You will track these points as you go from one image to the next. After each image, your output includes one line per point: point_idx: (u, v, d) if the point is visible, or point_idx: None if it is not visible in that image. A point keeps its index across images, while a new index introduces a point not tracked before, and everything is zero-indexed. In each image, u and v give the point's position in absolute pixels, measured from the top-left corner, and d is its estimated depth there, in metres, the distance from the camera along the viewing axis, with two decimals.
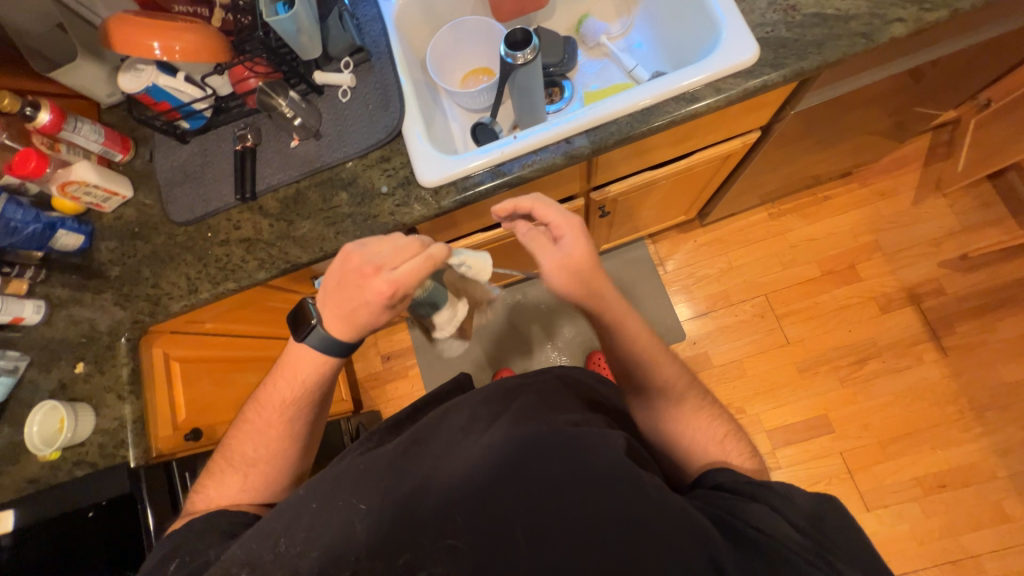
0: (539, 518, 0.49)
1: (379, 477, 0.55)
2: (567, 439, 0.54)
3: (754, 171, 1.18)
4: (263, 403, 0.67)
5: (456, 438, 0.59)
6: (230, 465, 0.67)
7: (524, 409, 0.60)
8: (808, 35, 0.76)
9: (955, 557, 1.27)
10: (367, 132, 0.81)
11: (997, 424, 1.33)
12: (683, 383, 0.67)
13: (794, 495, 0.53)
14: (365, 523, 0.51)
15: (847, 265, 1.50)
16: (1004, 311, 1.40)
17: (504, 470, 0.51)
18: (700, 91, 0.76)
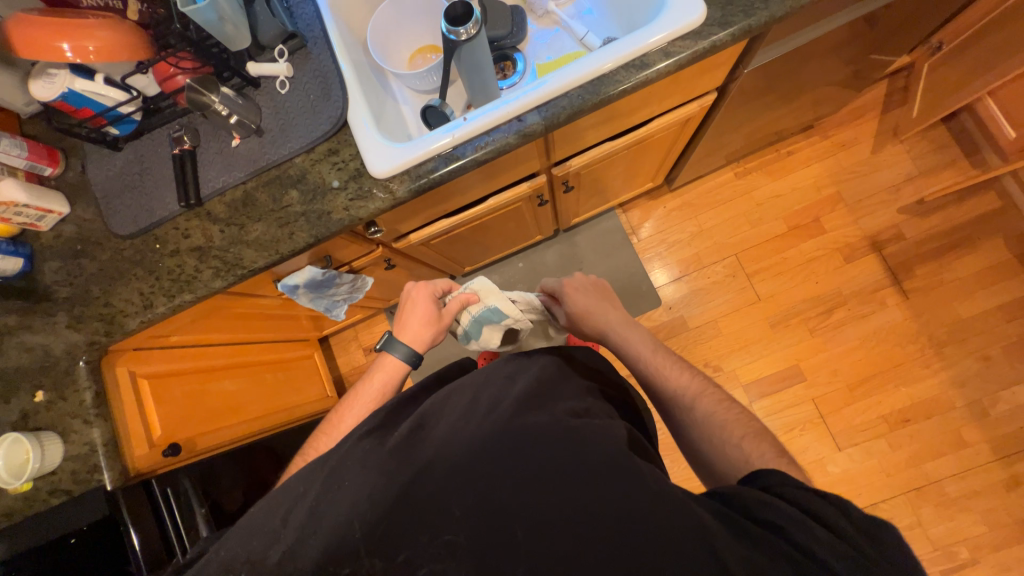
0: (538, 509, 0.50)
1: (382, 462, 0.56)
2: (568, 429, 0.57)
3: (716, 132, 1.18)
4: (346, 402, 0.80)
5: (456, 423, 0.61)
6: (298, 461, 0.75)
7: (525, 396, 0.63)
8: None
9: (919, 484, 1.37)
10: (311, 124, 0.78)
11: (954, 358, 1.41)
12: (697, 389, 0.72)
13: (849, 508, 0.49)
14: (364, 513, 0.52)
15: (813, 218, 1.53)
16: (962, 250, 1.45)
17: (506, 455, 0.54)
18: (650, 56, 0.74)
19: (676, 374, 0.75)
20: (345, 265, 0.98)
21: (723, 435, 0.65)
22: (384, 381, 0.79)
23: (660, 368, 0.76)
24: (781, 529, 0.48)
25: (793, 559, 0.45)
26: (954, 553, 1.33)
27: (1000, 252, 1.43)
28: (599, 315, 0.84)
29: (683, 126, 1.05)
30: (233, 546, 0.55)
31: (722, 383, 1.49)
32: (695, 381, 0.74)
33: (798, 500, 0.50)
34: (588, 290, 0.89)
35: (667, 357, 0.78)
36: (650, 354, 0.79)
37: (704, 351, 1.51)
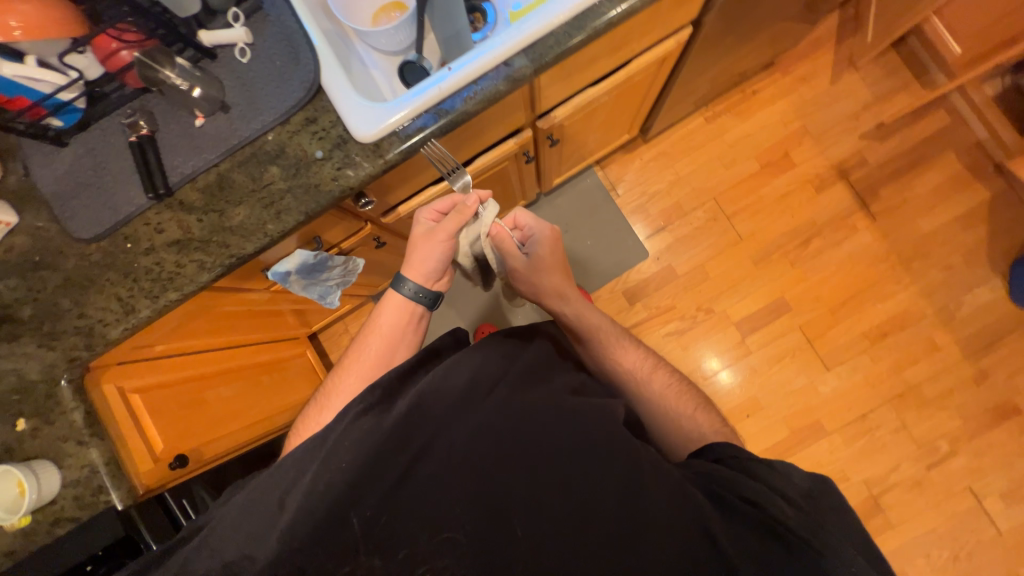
0: (540, 492, 0.55)
1: (383, 443, 0.55)
2: (570, 408, 0.63)
3: (691, 73, 1.17)
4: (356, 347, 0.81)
5: (452, 402, 0.60)
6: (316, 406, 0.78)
7: (521, 372, 0.67)
8: None
9: (900, 390, 1.49)
10: (281, 92, 0.72)
11: (922, 271, 1.51)
12: (652, 366, 0.86)
13: (793, 474, 0.66)
14: (365, 506, 0.53)
15: (782, 154, 1.57)
16: (919, 169, 1.53)
17: (509, 444, 0.57)
18: None
19: (634, 354, 0.87)
20: (335, 246, 0.93)
21: (678, 408, 0.81)
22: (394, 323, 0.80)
23: (620, 342, 0.87)
24: (756, 503, 0.59)
25: (776, 533, 0.56)
26: (933, 447, 1.47)
27: (954, 167, 1.52)
28: (555, 278, 0.86)
29: (660, 66, 1.04)
30: (235, 531, 0.55)
31: (715, 323, 1.55)
32: (647, 358, 0.87)
33: (755, 471, 0.65)
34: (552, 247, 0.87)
35: (618, 330, 0.89)
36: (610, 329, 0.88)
37: (695, 296, 1.57)
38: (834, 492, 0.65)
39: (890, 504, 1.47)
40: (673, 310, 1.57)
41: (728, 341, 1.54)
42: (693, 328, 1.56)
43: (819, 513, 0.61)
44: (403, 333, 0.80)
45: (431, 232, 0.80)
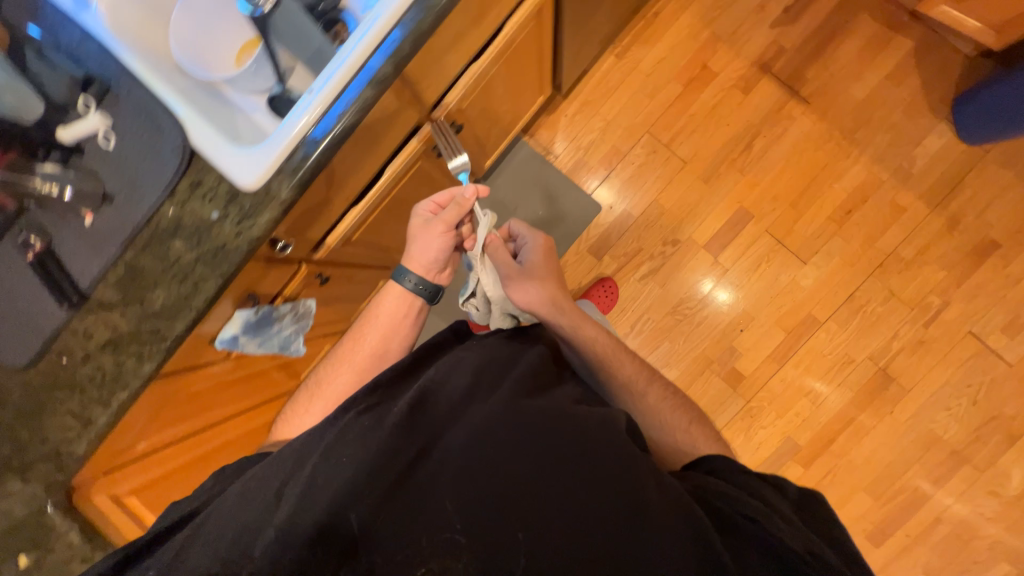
0: (539, 491, 0.56)
1: (384, 442, 0.58)
2: (572, 415, 0.63)
3: (577, 17, 1.15)
4: (353, 339, 0.93)
5: (459, 402, 0.63)
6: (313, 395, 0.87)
7: (524, 373, 0.68)
8: None
9: (879, 261, 1.49)
10: (158, 166, 0.70)
11: (868, 139, 1.49)
12: (646, 378, 0.93)
13: (787, 489, 0.70)
14: (364, 501, 0.55)
15: (701, 66, 1.54)
16: (838, 39, 1.50)
17: (510, 443, 0.58)
18: None
19: (629, 367, 0.94)
20: (280, 296, 0.93)
21: (673, 419, 0.88)
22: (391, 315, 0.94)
23: (617, 355, 0.94)
24: (758, 522, 0.60)
25: (776, 553, 0.57)
26: (926, 305, 1.48)
27: (871, 26, 1.49)
28: (550, 288, 0.97)
29: (540, 20, 1.01)
30: (234, 521, 0.59)
31: (685, 252, 1.55)
32: (641, 370, 0.95)
33: (752, 488, 0.67)
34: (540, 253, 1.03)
35: (610, 343, 0.96)
36: (604, 341, 0.96)
37: (658, 232, 1.56)
38: (827, 508, 0.68)
39: (899, 371, 1.49)
40: (641, 252, 1.56)
41: (702, 265, 1.55)
42: (666, 263, 1.56)
43: (817, 535, 0.63)
44: (402, 322, 0.95)
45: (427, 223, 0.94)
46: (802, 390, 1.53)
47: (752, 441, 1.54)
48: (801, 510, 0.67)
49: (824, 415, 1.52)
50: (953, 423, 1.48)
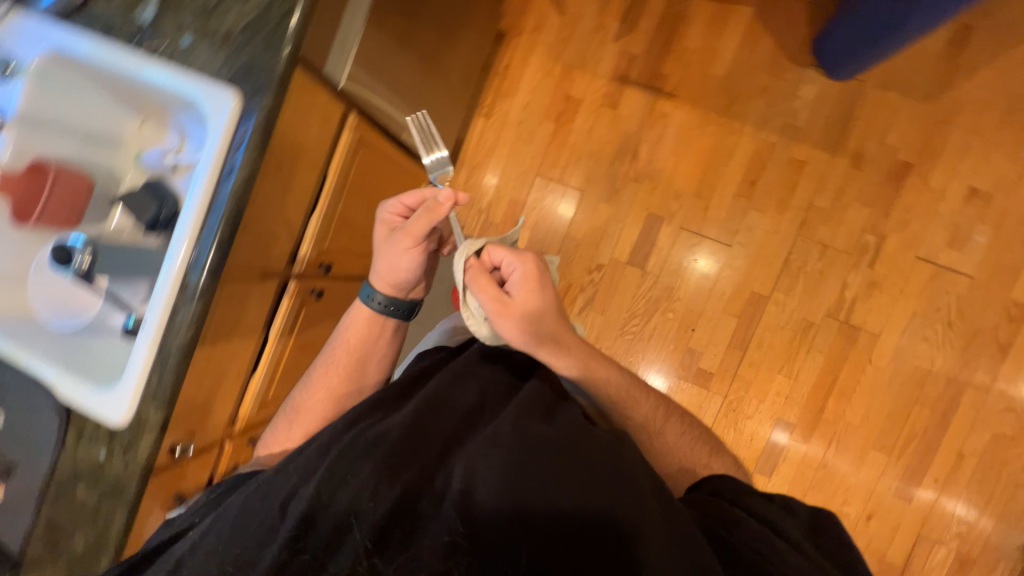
0: (537, 502, 0.59)
1: (397, 454, 0.64)
2: (577, 440, 0.64)
3: (413, 121, 1.20)
4: (330, 361, 0.91)
5: (466, 418, 0.69)
6: (296, 414, 0.87)
7: (526, 401, 0.70)
8: (256, 49, 0.75)
9: (801, 220, 1.47)
10: (43, 427, 0.78)
11: (745, 110, 1.49)
12: (659, 414, 0.89)
13: (797, 508, 0.70)
14: (374, 502, 0.60)
15: (564, 99, 1.58)
16: (681, 29, 1.52)
17: (518, 460, 0.61)
18: (230, 156, 0.73)
19: (642, 404, 0.88)
20: (217, 469, 1.05)
21: (691, 455, 0.86)
22: (365, 334, 0.92)
23: (630, 393, 0.88)
24: (762, 557, 0.59)
25: None
26: (864, 245, 1.44)
27: (708, 6, 1.51)
28: (551, 325, 0.81)
29: (371, 147, 1.06)
30: (239, 527, 0.62)
31: (612, 274, 1.56)
32: (656, 406, 0.90)
33: (761, 512, 0.67)
34: (536, 284, 0.79)
35: (624, 381, 0.89)
36: (616, 378, 0.89)
37: (580, 262, 1.58)
38: (841, 527, 0.68)
39: (862, 318, 1.44)
40: (571, 287, 1.58)
41: (633, 280, 1.55)
42: (598, 289, 1.57)
43: (827, 557, 0.64)
44: (376, 345, 0.93)
45: (392, 231, 0.88)
46: (773, 367, 1.49)
47: (744, 434, 1.50)
48: (814, 531, 0.67)
49: (804, 386, 1.47)
50: (937, 352, 1.41)
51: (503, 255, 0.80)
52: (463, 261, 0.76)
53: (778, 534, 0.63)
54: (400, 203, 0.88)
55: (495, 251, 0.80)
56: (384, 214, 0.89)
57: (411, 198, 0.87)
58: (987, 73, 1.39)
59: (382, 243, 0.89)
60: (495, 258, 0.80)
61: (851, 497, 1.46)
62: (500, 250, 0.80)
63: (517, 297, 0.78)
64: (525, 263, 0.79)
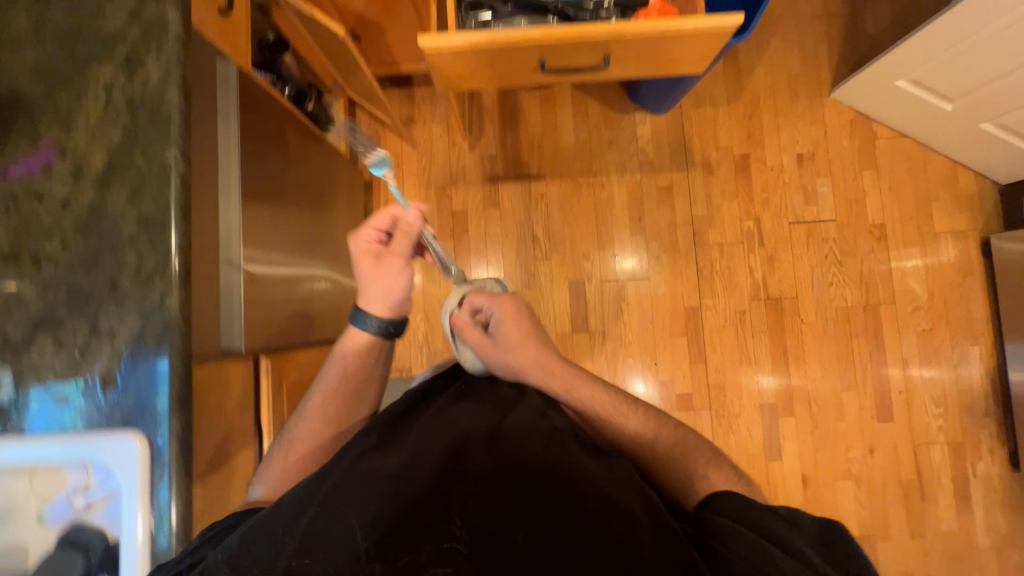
0: (532, 519, 0.55)
1: (397, 482, 0.59)
2: (569, 459, 0.62)
3: (324, 318, 1.16)
4: (316, 395, 0.86)
5: (462, 441, 0.66)
6: (285, 452, 0.81)
7: (520, 425, 0.68)
8: (142, 382, 0.67)
9: (691, 233, 1.64)
10: None
11: (604, 163, 1.66)
12: (660, 429, 0.79)
13: (802, 522, 0.59)
14: (366, 531, 0.54)
15: (451, 214, 1.66)
16: (522, 120, 1.67)
17: (514, 477, 0.59)
18: (158, 501, 0.66)
19: (638, 419, 0.80)
20: None
21: (698, 472, 0.73)
22: (345, 359, 0.87)
23: (621, 411, 0.81)
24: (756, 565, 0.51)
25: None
26: (748, 230, 1.63)
27: (535, 94, 1.69)
28: (529, 352, 0.85)
29: (291, 374, 1.02)
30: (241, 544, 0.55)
31: (564, 347, 1.61)
32: (655, 422, 0.80)
33: (758, 525, 0.58)
34: (512, 320, 0.87)
35: (612, 397, 0.83)
36: (605, 398, 0.83)
37: None
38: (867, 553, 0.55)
39: (778, 289, 1.62)
40: None
41: (585, 344, 1.61)
42: None
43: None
44: (371, 366, 0.89)
45: (375, 256, 0.88)
46: (735, 363, 1.60)
47: (741, 432, 1.58)
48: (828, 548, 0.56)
49: (766, 366, 1.60)
50: (844, 289, 1.62)
51: (483, 299, 0.91)
52: (449, 318, 0.90)
53: (776, 547, 0.54)
54: (375, 227, 0.89)
55: (477, 298, 0.92)
56: (360, 241, 0.89)
57: (384, 222, 0.89)
58: (763, 66, 1.68)
59: (365, 270, 0.88)
60: (477, 303, 0.92)
61: (851, 440, 1.58)
62: (480, 298, 0.91)
63: (501, 332, 0.87)
64: (500, 304, 0.90)
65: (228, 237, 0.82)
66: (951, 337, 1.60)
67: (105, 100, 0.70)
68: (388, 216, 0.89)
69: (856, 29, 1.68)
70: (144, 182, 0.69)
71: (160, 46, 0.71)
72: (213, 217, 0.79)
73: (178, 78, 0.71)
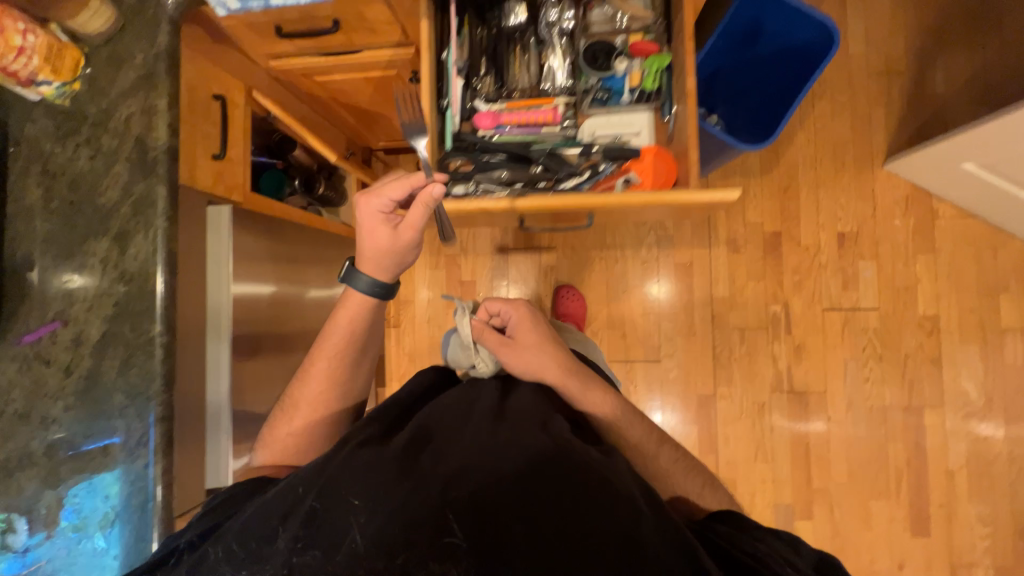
0: (530, 521, 0.50)
1: (391, 473, 0.55)
2: (573, 453, 0.57)
3: None
4: (319, 349, 0.80)
5: (460, 433, 0.62)
6: (291, 408, 0.79)
7: (519, 421, 0.63)
8: (128, 539, 0.74)
9: (710, 315, 1.54)
10: None
11: (619, 237, 1.58)
12: (654, 441, 0.79)
13: (800, 546, 0.57)
14: (360, 528, 0.50)
15: (459, 284, 1.64)
16: None
17: (510, 477, 0.54)
18: None
19: (638, 428, 0.79)
20: None
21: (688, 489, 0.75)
22: (350, 317, 0.79)
23: (626, 418, 0.80)
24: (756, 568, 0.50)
25: None
26: (774, 316, 1.51)
27: None
28: (547, 355, 0.82)
29: None
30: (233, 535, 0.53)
31: None
32: (650, 432, 0.80)
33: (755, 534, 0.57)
34: (527, 324, 0.87)
35: (620, 404, 0.82)
36: (612, 406, 0.81)
37: None
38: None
39: (804, 382, 1.49)
40: None
41: None
42: None
43: None
44: (370, 331, 0.81)
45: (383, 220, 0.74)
46: (750, 458, 1.50)
47: None
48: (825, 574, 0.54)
49: (785, 465, 1.48)
50: (882, 388, 1.46)
51: (501, 304, 0.89)
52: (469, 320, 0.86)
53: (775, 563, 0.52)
54: (390, 188, 0.72)
55: (496, 303, 0.90)
56: (370, 198, 0.73)
57: (401, 188, 0.72)
58: (804, 133, 1.52)
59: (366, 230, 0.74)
60: (495, 308, 0.89)
61: (877, 552, 1.44)
62: (500, 302, 0.89)
63: (518, 334, 0.85)
64: (517, 306, 0.88)
65: (216, 378, 0.87)
66: (1008, 450, 1.41)
67: (101, 272, 0.75)
68: (410, 181, 0.71)
69: (922, 91, 1.48)
70: (132, 354, 0.74)
71: (149, 223, 0.75)
72: (200, 362, 0.85)
73: (165, 253, 0.74)
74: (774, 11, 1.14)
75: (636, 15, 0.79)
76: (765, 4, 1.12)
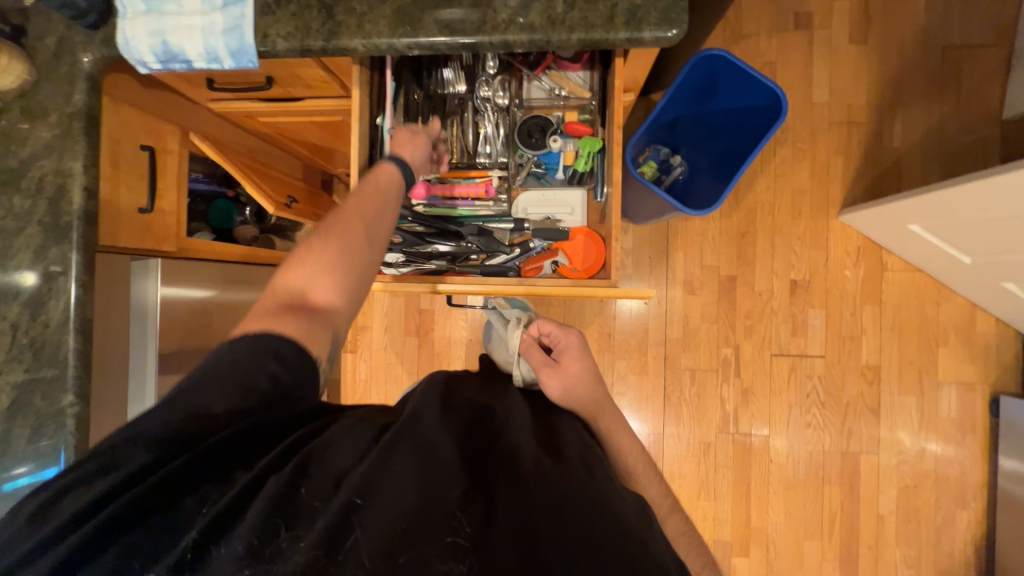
0: (558, 535, 0.46)
1: (415, 464, 0.52)
2: (590, 493, 0.52)
3: None
4: (345, 209, 0.72)
5: (486, 441, 0.61)
6: (309, 248, 0.69)
7: (532, 445, 0.60)
8: None
9: (662, 354, 1.56)
10: None
11: None
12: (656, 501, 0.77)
13: None
14: (368, 517, 0.46)
15: (418, 313, 1.63)
16: None
17: (535, 491, 0.51)
18: None
19: (643, 485, 0.78)
20: None
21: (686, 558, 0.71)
22: (379, 198, 0.74)
23: (637, 470, 0.80)
24: None
25: None
26: (724, 358, 1.54)
27: None
28: (588, 385, 0.87)
29: None
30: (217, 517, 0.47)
31: None
32: (654, 492, 0.78)
33: None
34: (574, 351, 0.92)
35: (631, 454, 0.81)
36: (628, 452, 0.82)
37: None
38: None
39: (748, 424, 1.53)
40: None
41: None
42: None
43: None
44: (390, 211, 0.75)
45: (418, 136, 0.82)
46: (694, 495, 1.54)
47: None
48: None
49: (726, 502, 1.53)
50: (822, 433, 1.51)
51: (554, 329, 0.97)
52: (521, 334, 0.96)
53: None
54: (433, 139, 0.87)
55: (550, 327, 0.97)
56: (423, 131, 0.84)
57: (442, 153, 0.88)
58: (764, 179, 1.52)
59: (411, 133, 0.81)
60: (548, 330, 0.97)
61: None
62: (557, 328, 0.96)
63: (564, 357, 0.91)
64: (568, 334, 0.96)
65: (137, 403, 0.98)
66: (936, 496, 1.48)
67: (11, 337, 0.82)
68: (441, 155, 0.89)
69: (881, 142, 1.49)
70: (42, 423, 0.83)
71: (62, 293, 0.83)
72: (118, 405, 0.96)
73: (77, 322, 0.83)
74: (727, 73, 1.16)
75: (574, 91, 0.87)
76: (719, 66, 1.15)
